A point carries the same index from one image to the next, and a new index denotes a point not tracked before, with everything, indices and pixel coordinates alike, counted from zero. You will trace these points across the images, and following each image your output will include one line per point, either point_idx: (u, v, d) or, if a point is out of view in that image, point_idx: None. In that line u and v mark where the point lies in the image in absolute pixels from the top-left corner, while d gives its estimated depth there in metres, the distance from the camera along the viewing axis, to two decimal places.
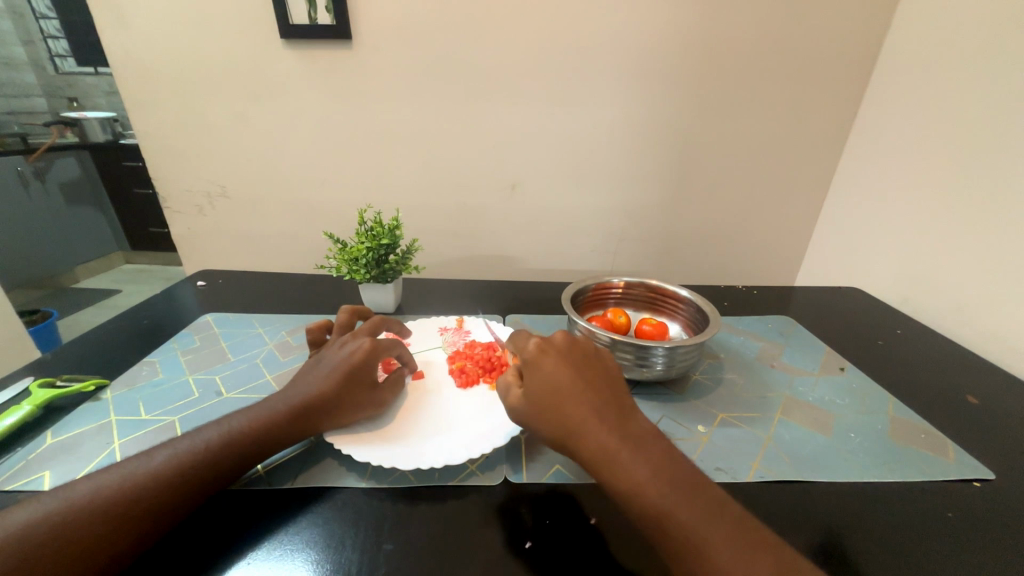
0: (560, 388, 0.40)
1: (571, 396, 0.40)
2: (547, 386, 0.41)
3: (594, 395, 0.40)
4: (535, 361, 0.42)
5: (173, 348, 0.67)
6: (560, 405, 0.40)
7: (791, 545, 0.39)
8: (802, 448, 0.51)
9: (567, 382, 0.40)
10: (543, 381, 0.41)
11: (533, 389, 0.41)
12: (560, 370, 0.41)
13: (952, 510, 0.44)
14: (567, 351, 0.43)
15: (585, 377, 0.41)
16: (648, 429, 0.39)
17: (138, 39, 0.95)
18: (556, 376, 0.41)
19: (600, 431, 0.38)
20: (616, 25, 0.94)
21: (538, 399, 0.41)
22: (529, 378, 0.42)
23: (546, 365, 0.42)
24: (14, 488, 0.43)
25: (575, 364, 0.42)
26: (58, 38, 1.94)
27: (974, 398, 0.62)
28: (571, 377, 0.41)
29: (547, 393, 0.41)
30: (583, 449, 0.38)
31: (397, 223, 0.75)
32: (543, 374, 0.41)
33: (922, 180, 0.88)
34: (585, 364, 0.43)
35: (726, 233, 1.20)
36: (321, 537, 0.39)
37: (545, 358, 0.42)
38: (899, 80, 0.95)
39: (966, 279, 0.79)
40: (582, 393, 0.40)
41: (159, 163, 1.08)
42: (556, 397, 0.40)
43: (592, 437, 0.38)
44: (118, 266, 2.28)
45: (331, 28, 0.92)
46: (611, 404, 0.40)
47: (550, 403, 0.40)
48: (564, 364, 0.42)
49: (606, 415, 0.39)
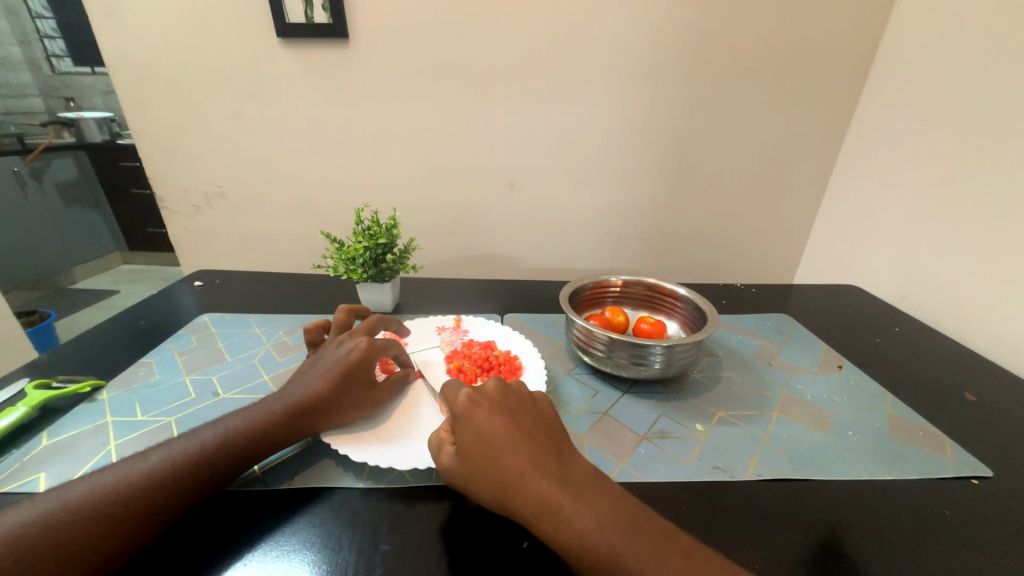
0: (494, 441, 0.39)
1: (506, 447, 0.39)
2: (482, 442, 0.39)
3: (530, 443, 0.39)
4: (466, 416, 0.41)
5: (169, 348, 0.66)
6: (496, 458, 0.38)
7: (788, 542, 0.39)
8: (799, 446, 0.51)
9: (500, 434, 0.39)
10: (476, 436, 0.40)
11: (466, 447, 0.40)
12: (493, 421, 0.40)
13: (949, 508, 0.44)
14: (498, 401, 0.42)
15: (520, 425, 0.41)
16: (587, 471, 0.38)
17: (134, 39, 0.94)
18: (489, 428, 0.40)
19: (540, 480, 0.37)
20: (614, 24, 0.94)
21: (473, 457, 0.39)
22: (462, 434, 0.41)
23: (479, 419, 0.41)
24: (8, 489, 0.43)
25: (509, 413, 0.42)
26: (55, 38, 1.92)
27: (972, 396, 0.62)
28: (505, 428, 0.40)
29: (480, 450, 0.39)
30: (525, 502, 0.36)
31: (394, 222, 0.75)
32: (475, 430, 0.40)
33: (921, 177, 0.88)
34: (519, 412, 0.42)
35: (724, 231, 1.20)
36: (318, 537, 0.39)
37: (476, 410, 0.41)
38: (897, 78, 0.95)
39: (964, 277, 0.79)
40: (518, 443, 0.39)
41: (156, 163, 1.07)
42: (490, 451, 0.39)
43: (533, 488, 0.36)
44: (116, 266, 2.27)
45: (328, 26, 0.92)
46: (549, 451, 0.39)
47: (485, 459, 0.39)
48: (496, 415, 0.41)
49: (544, 463, 0.38)
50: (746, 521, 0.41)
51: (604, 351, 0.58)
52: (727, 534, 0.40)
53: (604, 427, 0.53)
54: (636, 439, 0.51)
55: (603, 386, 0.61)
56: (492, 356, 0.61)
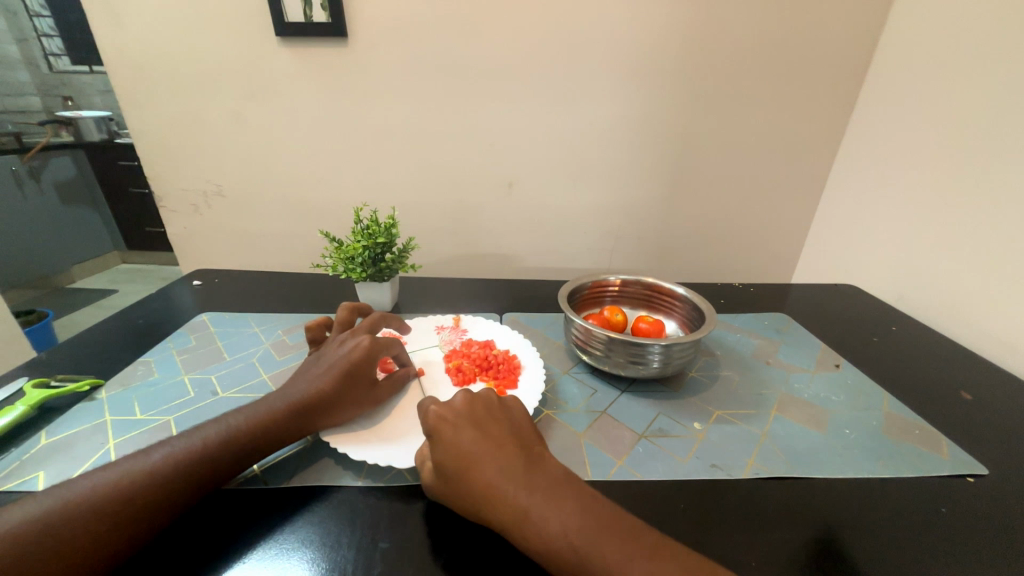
0: (464, 454, 0.39)
1: (475, 460, 0.39)
2: (453, 456, 0.39)
3: (499, 453, 0.39)
4: (435, 432, 0.41)
5: (168, 348, 0.66)
6: (467, 471, 0.38)
7: (785, 540, 0.40)
8: (797, 444, 0.51)
9: (469, 447, 0.39)
10: (447, 451, 0.40)
11: (438, 463, 0.40)
12: (462, 435, 0.40)
13: (945, 506, 0.44)
14: (466, 415, 0.42)
15: (489, 436, 0.41)
16: (558, 476, 0.38)
17: (132, 37, 0.94)
18: (458, 442, 0.40)
19: (510, 489, 0.37)
20: (612, 23, 0.94)
21: (446, 472, 0.39)
22: (434, 450, 0.41)
23: (448, 434, 0.41)
24: (8, 488, 0.43)
25: (477, 425, 0.41)
26: (53, 37, 1.93)
27: (968, 394, 0.63)
28: (474, 440, 0.40)
29: (452, 464, 0.39)
30: (499, 513, 0.36)
31: (393, 221, 0.75)
32: (445, 445, 0.40)
33: (918, 177, 0.88)
34: (488, 423, 0.42)
35: (723, 230, 1.20)
36: (318, 536, 0.39)
37: (444, 426, 0.41)
38: (895, 78, 0.95)
39: (961, 276, 0.79)
40: (487, 454, 0.39)
41: (154, 162, 1.07)
42: (461, 464, 0.39)
43: (504, 498, 0.36)
44: (114, 265, 2.27)
45: (327, 25, 0.92)
46: (519, 459, 0.39)
47: (458, 473, 0.39)
48: (465, 429, 0.41)
49: (514, 471, 0.38)
50: (743, 519, 0.42)
51: (603, 350, 0.58)
52: (724, 531, 0.40)
53: (602, 426, 0.53)
54: (634, 437, 0.52)
55: (602, 385, 0.61)
56: (491, 355, 0.61)
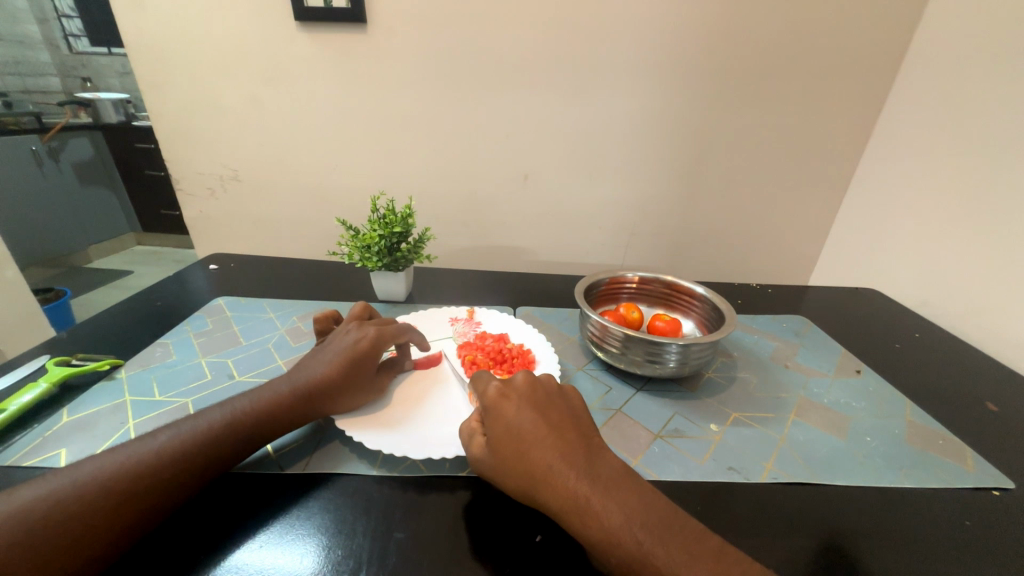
0: (523, 434, 0.39)
1: (534, 441, 0.39)
2: (510, 434, 0.40)
3: (557, 437, 0.39)
4: (495, 409, 0.42)
5: (185, 330, 0.67)
6: (525, 451, 0.38)
7: (802, 546, 0.39)
8: (816, 450, 0.51)
9: (529, 427, 0.40)
10: (505, 430, 0.40)
11: (495, 439, 0.40)
12: (522, 415, 0.41)
13: (969, 519, 0.43)
14: (529, 396, 0.42)
15: (549, 419, 0.41)
16: (615, 467, 0.38)
17: (151, 19, 0.94)
18: (517, 422, 0.40)
19: (568, 474, 0.37)
20: (635, 14, 0.92)
21: (501, 450, 0.39)
22: (491, 428, 0.41)
23: (509, 412, 0.41)
24: (31, 464, 0.43)
25: (538, 406, 0.42)
26: (73, 17, 1.96)
27: (993, 405, 0.61)
28: (533, 421, 0.40)
29: (509, 443, 0.39)
30: (553, 497, 0.36)
31: (410, 211, 0.74)
32: (505, 423, 0.40)
33: (946, 180, 0.86)
34: (549, 407, 0.42)
35: (741, 229, 1.18)
36: (331, 521, 0.39)
37: (505, 405, 0.42)
38: (926, 77, 0.92)
39: (986, 284, 0.77)
40: (546, 437, 0.39)
41: (171, 144, 1.07)
42: (519, 443, 0.39)
43: (561, 482, 0.36)
44: (129, 246, 2.30)
45: (345, 10, 0.91)
46: (577, 445, 0.39)
47: (515, 452, 0.39)
48: (525, 409, 0.41)
49: (573, 457, 0.38)
50: (759, 523, 0.41)
51: (619, 348, 0.58)
52: (739, 535, 0.40)
53: (618, 424, 0.53)
54: (650, 436, 0.51)
55: (618, 383, 0.61)
56: (506, 348, 0.61)
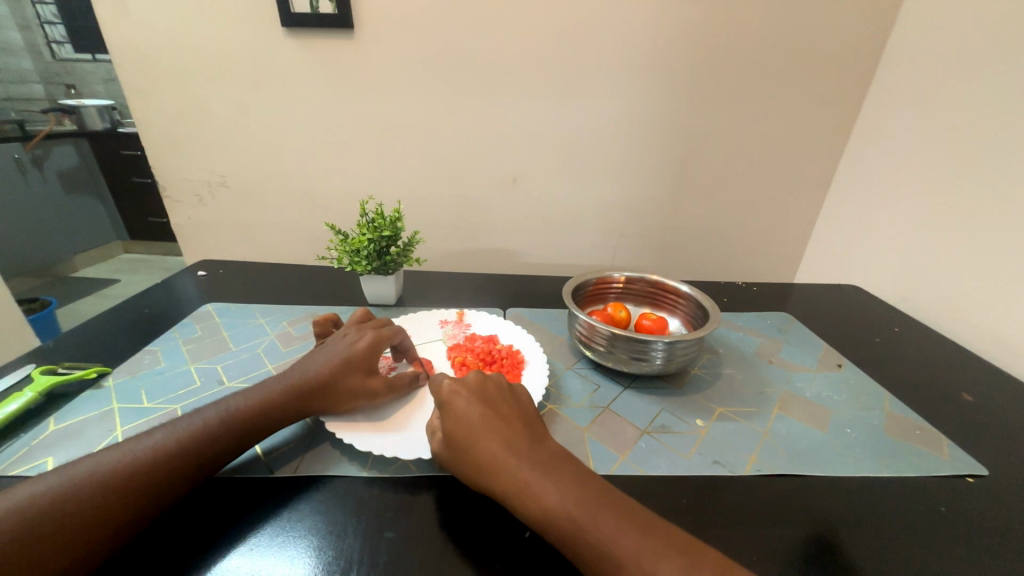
0: (469, 426, 0.40)
1: (480, 431, 0.40)
2: (457, 427, 0.41)
3: (503, 427, 0.40)
4: (445, 402, 0.43)
5: (174, 337, 0.67)
6: (471, 441, 0.40)
7: (785, 537, 0.40)
8: (798, 442, 0.52)
9: (475, 418, 0.41)
10: (453, 422, 0.41)
11: (445, 431, 0.42)
12: (470, 408, 0.42)
13: (943, 505, 0.44)
14: (478, 388, 0.44)
15: (497, 410, 0.42)
16: (561, 454, 0.39)
17: (137, 26, 0.94)
18: (465, 413, 0.41)
19: (511, 463, 0.38)
20: (619, 18, 0.94)
21: (451, 442, 0.41)
22: (442, 421, 0.42)
23: (457, 404, 0.42)
24: (18, 473, 0.43)
25: (486, 400, 0.43)
26: (56, 23, 1.89)
27: (969, 396, 0.63)
28: (480, 412, 0.41)
29: (456, 434, 0.41)
30: (501, 485, 0.37)
31: (399, 214, 0.75)
32: (453, 416, 0.42)
33: (923, 178, 0.88)
34: (498, 400, 0.43)
35: (727, 228, 1.20)
36: (324, 522, 0.40)
37: (454, 398, 0.43)
38: (902, 78, 0.95)
39: (962, 279, 0.80)
40: (491, 428, 0.40)
41: (157, 151, 1.07)
42: (466, 434, 0.40)
43: (504, 469, 0.37)
44: (115, 255, 2.27)
45: (334, 17, 0.92)
46: (522, 435, 0.40)
47: (463, 442, 0.40)
48: (473, 401, 0.42)
49: (517, 445, 0.39)
50: (744, 517, 0.42)
51: (607, 346, 0.59)
52: (724, 526, 0.41)
53: (605, 421, 0.54)
54: (637, 433, 0.52)
55: (605, 380, 0.62)
56: (495, 349, 0.62)
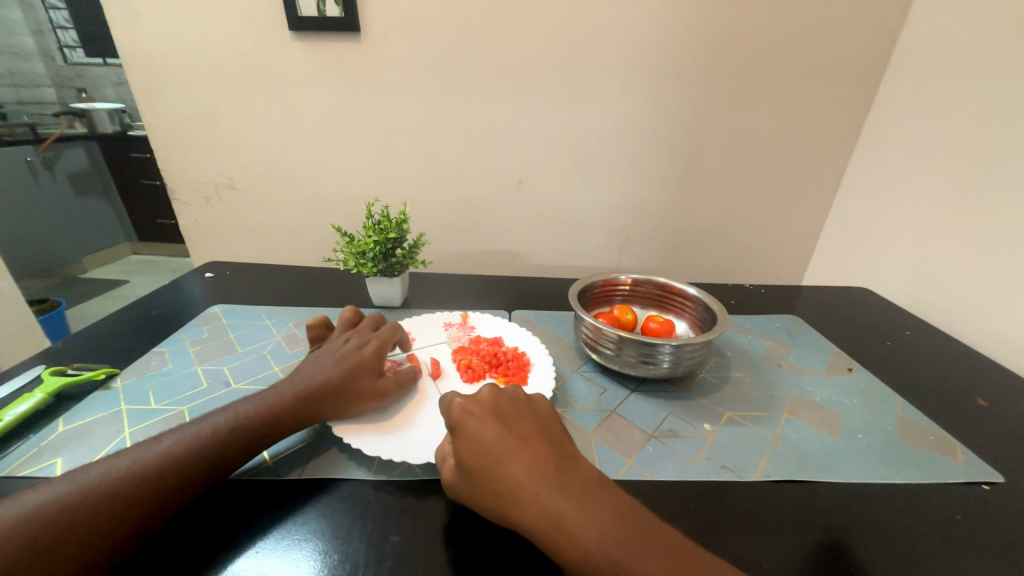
0: (489, 451, 0.39)
1: (501, 456, 0.38)
2: (476, 451, 0.39)
3: (525, 452, 0.39)
4: (460, 425, 0.41)
5: (181, 338, 0.67)
6: (492, 467, 0.38)
7: (797, 545, 0.39)
8: (809, 448, 0.51)
9: (494, 443, 0.39)
10: (471, 446, 0.39)
11: (462, 456, 0.40)
12: (487, 431, 0.40)
13: (959, 513, 0.44)
14: (493, 408, 0.42)
15: (516, 432, 0.40)
16: (588, 478, 0.38)
17: (146, 30, 0.94)
18: (483, 437, 0.40)
19: (539, 491, 0.36)
20: (625, 19, 0.94)
21: (468, 467, 0.39)
22: (457, 445, 0.40)
23: (473, 427, 0.40)
24: (27, 474, 0.43)
25: (503, 421, 0.41)
26: (68, 28, 1.97)
27: (983, 401, 0.62)
28: (498, 436, 0.40)
29: (475, 459, 0.39)
30: (529, 515, 0.35)
31: (404, 216, 0.75)
32: (470, 439, 0.40)
33: (934, 179, 0.87)
34: (516, 421, 0.41)
35: (734, 230, 1.19)
36: (330, 526, 0.40)
37: (469, 421, 0.41)
38: (913, 78, 0.94)
39: (975, 281, 0.78)
40: (513, 452, 0.38)
41: (165, 153, 1.08)
42: (485, 460, 0.38)
43: (532, 498, 0.36)
44: (125, 256, 2.29)
45: (340, 19, 0.92)
46: (545, 459, 0.38)
47: (483, 468, 0.38)
48: (490, 423, 0.41)
49: (542, 471, 0.37)
50: (755, 524, 0.41)
51: (614, 349, 0.58)
52: (734, 533, 0.40)
53: (612, 425, 0.53)
54: (644, 437, 0.51)
55: (612, 384, 0.61)
56: (500, 352, 0.61)
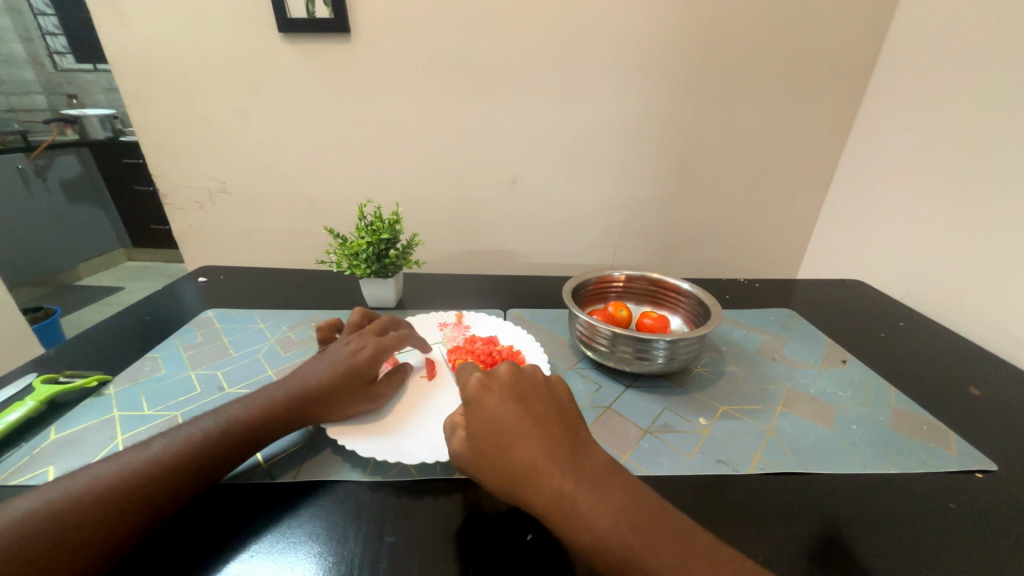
0: (505, 429, 0.39)
1: (517, 435, 0.38)
2: (491, 426, 0.39)
3: (542, 432, 0.39)
4: (477, 400, 0.41)
5: (174, 343, 0.67)
6: (506, 444, 0.38)
7: (792, 536, 0.39)
8: (804, 440, 0.51)
9: (511, 420, 0.39)
10: (486, 421, 0.40)
11: (476, 429, 0.40)
12: (505, 408, 0.40)
13: (954, 502, 0.44)
14: (512, 386, 0.42)
15: (533, 412, 0.40)
16: (603, 464, 0.38)
17: (134, 34, 0.94)
18: (499, 414, 0.40)
19: (552, 472, 0.36)
20: (615, 16, 0.94)
21: (481, 441, 0.39)
22: (473, 420, 0.41)
23: (491, 403, 0.41)
24: (19, 482, 0.43)
25: (521, 399, 0.41)
26: (57, 35, 1.93)
27: (977, 390, 0.62)
28: (516, 414, 0.40)
29: (489, 434, 0.39)
30: (540, 495, 0.36)
31: (397, 217, 0.74)
32: (486, 415, 0.40)
33: (925, 171, 0.88)
34: (534, 400, 0.41)
35: (728, 225, 1.19)
36: (325, 527, 0.39)
37: (487, 397, 0.41)
38: (902, 71, 0.94)
39: (968, 272, 0.79)
40: (529, 431, 0.38)
41: (156, 158, 1.07)
42: (500, 436, 0.39)
43: (545, 479, 0.36)
44: (119, 263, 2.28)
45: (329, 21, 0.92)
46: (562, 441, 0.38)
47: (497, 445, 0.38)
48: (508, 400, 0.41)
49: (558, 453, 0.37)
50: (751, 517, 0.41)
51: (608, 345, 0.58)
52: (729, 526, 0.40)
53: (608, 421, 0.53)
54: (639, 432, 0.51)
55: (607, 380, 0.61)
56: (495, 351, 0.61)
